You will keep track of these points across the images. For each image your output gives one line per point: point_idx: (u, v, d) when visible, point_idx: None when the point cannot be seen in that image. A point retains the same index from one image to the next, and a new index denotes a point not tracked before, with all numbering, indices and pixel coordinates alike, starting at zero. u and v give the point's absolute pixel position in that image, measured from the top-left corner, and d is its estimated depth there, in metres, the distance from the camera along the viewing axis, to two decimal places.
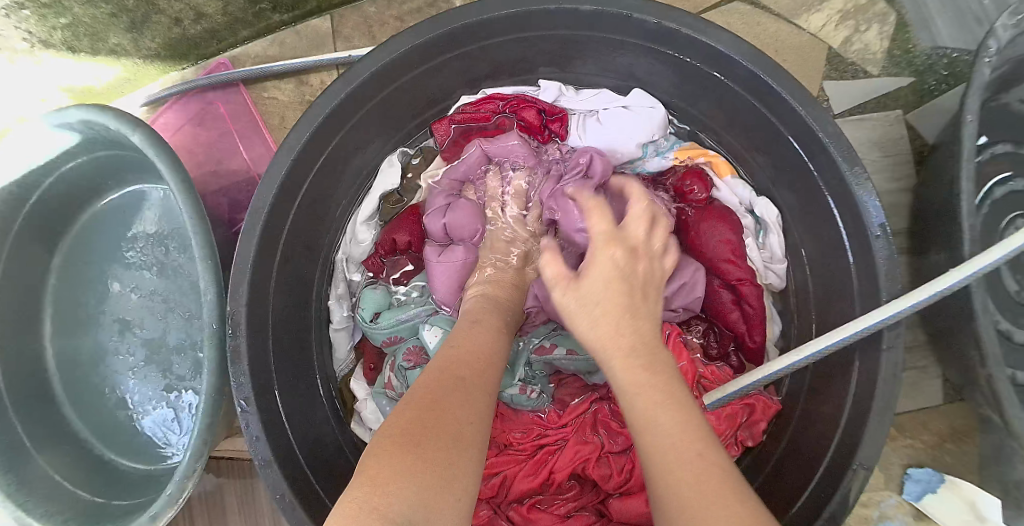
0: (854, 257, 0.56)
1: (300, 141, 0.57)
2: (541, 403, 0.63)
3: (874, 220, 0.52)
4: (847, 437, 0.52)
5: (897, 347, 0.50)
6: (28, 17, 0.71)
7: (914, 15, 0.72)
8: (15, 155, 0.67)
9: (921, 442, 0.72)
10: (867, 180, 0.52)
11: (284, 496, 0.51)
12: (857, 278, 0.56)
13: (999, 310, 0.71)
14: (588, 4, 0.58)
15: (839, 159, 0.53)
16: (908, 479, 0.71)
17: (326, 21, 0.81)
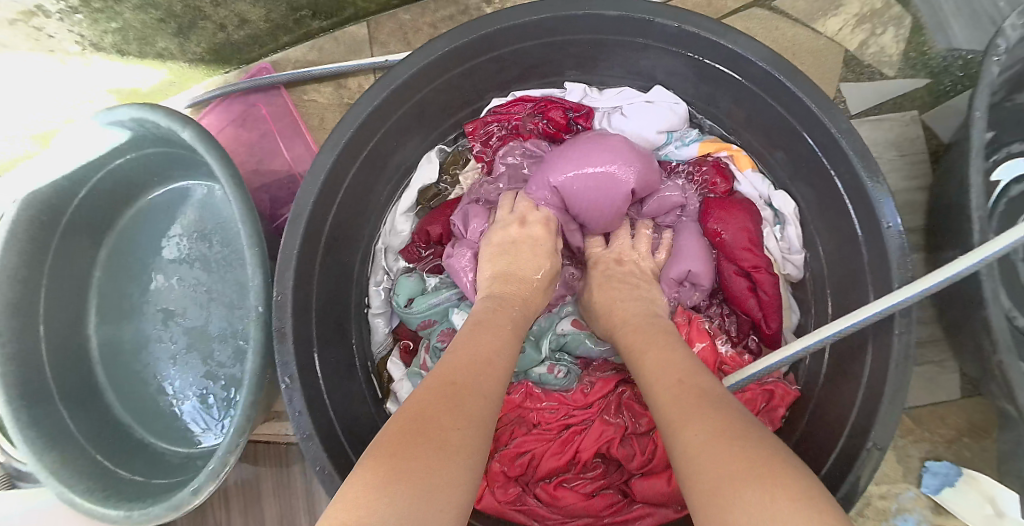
0: (867, 249, 0.59)
1: (343, 137, 0.61)
2: (568, 382, 0.66)
3: (888, 213, 0.55)
4: (863, 420, 0.54)
5: (910, 332, 0.52)
6: (82, 21, 0.73)
7: (930, 21, 0.75)
8: (69, 151, 0.71)
9: (939, 436, 0.73)
10: (878, 173, 0.55)
11: (324, 468, 0.54)
12: (870, 269, 0.58)
13: (1015, 305, 0.72)
14: (614, 10, 0.61)
15: (852, 154, 0.56)
16: (926, 472, 0.72)
17: (363, 28, 0.86)
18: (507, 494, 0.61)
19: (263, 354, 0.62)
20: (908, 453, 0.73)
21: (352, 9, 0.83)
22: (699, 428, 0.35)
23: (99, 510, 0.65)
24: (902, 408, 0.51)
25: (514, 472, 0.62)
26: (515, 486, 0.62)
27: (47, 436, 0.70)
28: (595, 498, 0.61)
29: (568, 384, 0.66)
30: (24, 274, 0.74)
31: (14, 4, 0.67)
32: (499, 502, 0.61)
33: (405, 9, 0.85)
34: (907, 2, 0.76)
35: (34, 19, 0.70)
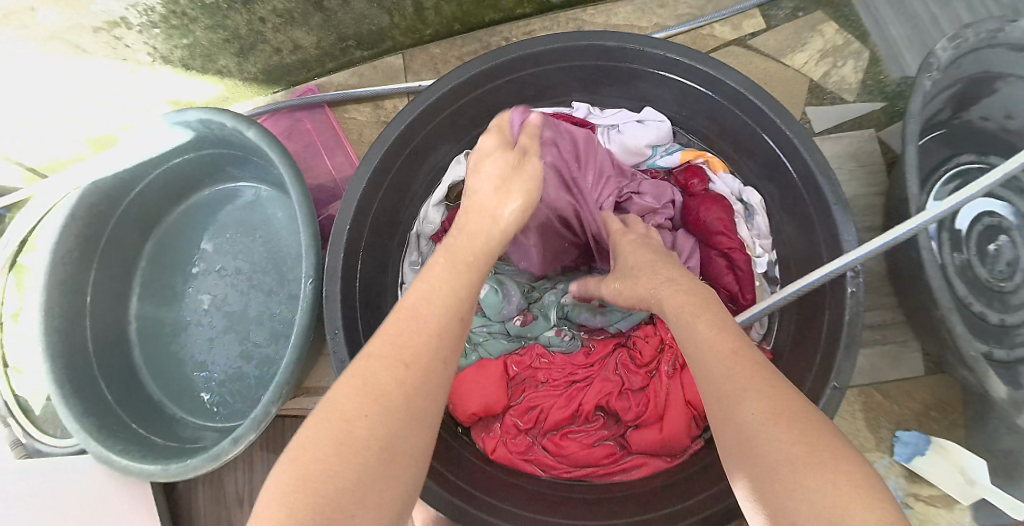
0: (822, 231, 0.71)
1: (392, 136, 0.73)
2: (572, 345, 0.75)
3: (833, 195, 0.68)
4: (825, 368, 0.64)
5: (859, 291, 0.62)
6: (157, 36, 0.83)
7: (884, 52, 0.90)
8: (139, 149, 0.81)
9: (907, 409, 0.82)
10: (824, 167, 0.68)
11: None
12: (826, 247, 0.70)
13: (972, 294, 0.87)
14: (613, 41, 0.75)
15: (807, 153, 0.69)
16: (897, 442, 0.80)
17: (399, 58, 0.99)
18: (518, 445, 0.69)
19: (311, 321, 0.71)
20: (880, 425, 0.82)
21: (391, 41, 0.97)
22: (757, 403, 0.35)
23: (133, 467, 0.70)
24: (855, 352, 0.61)
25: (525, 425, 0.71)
26: (523, 437, 0.70)
27: (86, 405, 0.76)
28: (596, 447, 0.70)
29: (571, 346, 0.75)
30: (77, 256, 0.82)
31: (103, 15, 0.76)
32: (510, 452, 0.69)
33: (436, 44, 0.99)
34: (864, 40, 0.91)
35: (116, 29, 0.79)
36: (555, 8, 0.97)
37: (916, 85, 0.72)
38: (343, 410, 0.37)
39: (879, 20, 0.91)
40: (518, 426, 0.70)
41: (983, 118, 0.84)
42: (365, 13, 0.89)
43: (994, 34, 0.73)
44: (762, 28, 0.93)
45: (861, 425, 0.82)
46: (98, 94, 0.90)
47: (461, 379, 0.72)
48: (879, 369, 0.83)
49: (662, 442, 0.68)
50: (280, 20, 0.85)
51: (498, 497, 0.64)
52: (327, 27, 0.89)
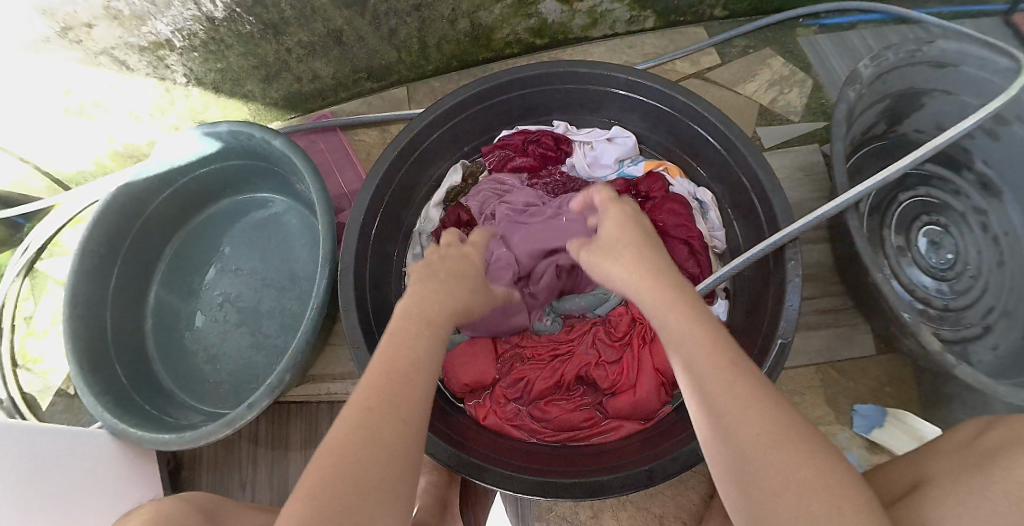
0: (764, 216, 0.82)
1: (399, 143, 0.85)
2: (554, 326, 0.84)
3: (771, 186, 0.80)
4: (771, 330, 0.74)
5: (797, 259, 0.73)
6: (195, 59, 0.95)
7: (826, 81, 1.09)
8: (169, 155, 0.91)
9: (862, 384, 0.89)
10: (764, 164, 0.81)
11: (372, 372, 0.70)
12: (767, 227, 0.81)
13: (918, 276, 0.98)
14: (584, 67, 0.89)
15: (749, 156, 0.82)
16: (856, 414, 0.87)
17: (403, 91, 1.13)
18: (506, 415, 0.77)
19: (318, 315, 0.78)
20: (839, 402, 0.88)
21: (397, 76, 1.11)
22: (734, 432, 0.39)
23: (147, 438, 0.76)
24: (795, 313, 0.71)
25: (514, 395, 0.79)
26: (512, 406, 0.78)
27: (104, 384, 0.82)
28: (577, 412, 0.77)
29: (554, 327, 0.84)
30: (103, 252, 0.89)
31: (151, 36, 0.89)
32: (500, 417, 0.77)
33: (436, 78, 1.14)
34: (806, 72, 1.09)
35: (160, 50, 0.92)
36: (538, 50, 1.13)
37: (843, 98, 0.88)
38: (341, 430, 0.41)
39: (822, 54, 1.11)
40: (507, 395, 0.78)
41: (916, 131, 1.02)
42: (376, 49, 1.03)
43: (914, 54, 0.92)
44: (718, 63, 1.10)
45: (821, 400, 0.88)
46: (120, 119, 1.03)
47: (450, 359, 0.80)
48: (834, 348, 0.91)
49: (634, 405, 0.76)
50: (303, 51, 0.98)
51: (489, 450, 0.70)
52: (342, 60, 1.03)
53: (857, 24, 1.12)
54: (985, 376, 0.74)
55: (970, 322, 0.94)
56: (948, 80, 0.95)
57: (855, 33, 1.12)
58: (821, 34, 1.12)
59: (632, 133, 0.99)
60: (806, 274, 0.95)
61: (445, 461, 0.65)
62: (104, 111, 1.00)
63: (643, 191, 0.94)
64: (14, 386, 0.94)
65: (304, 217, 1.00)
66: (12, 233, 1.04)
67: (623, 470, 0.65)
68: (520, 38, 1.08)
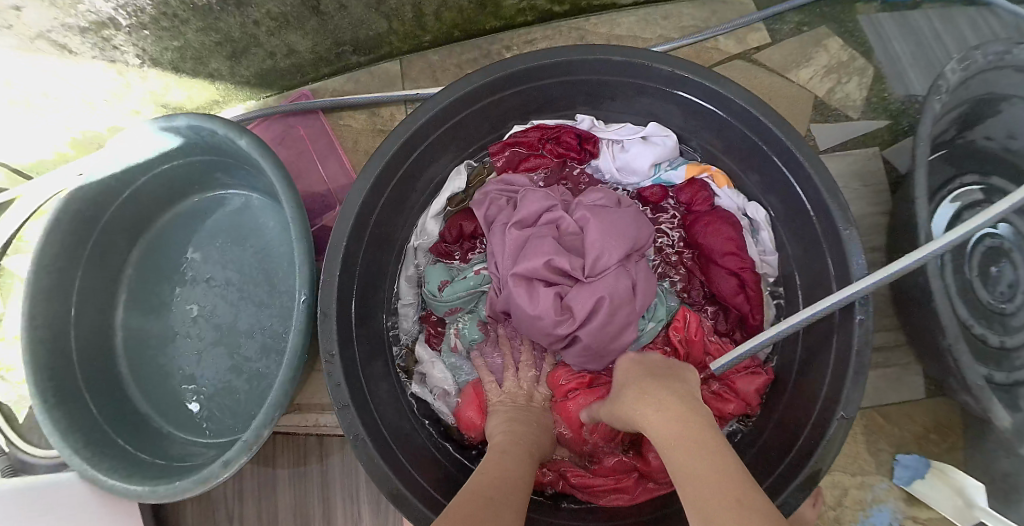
0: (829, 252, 0.70)
1: (391, 149, 0.71)
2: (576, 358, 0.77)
3: (842, 220, 0.66)
4: (834, 395, 0.64)
5: (868, 317, 0.62)
6: (147, 37, 0.80)
7: (889, 69, 0.93)
8: (124, 153, 0.77)
9: (906, 431, 0.84)
10: (836, 194, 0.67)
11: (358, 434, 0.63)
12: (833, 267, 0.69)
13: (973, 317, 0.88)
14: (619, 56, 0.72)
15: (821, 185, 0.67)
16: (898, 465, 0.82)
17: (397, 65, 0.97)
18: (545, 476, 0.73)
19: (300, 357, 0.69)
20: (879, 448, 0.84)
21: (389, 48, 0.94)
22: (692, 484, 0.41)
23: (119, 487, 0.69)
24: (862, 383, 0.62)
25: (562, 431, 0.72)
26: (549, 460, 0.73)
27: (72, 418, 0.75)
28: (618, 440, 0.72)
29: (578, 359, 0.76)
30: (61, 264, 0.79)
31: (91, 15, 0.74)
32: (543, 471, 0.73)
33: (435, 51, 0.97)
34: (867, 56, 0.94)
35: (104, 30, 0.77)
36: (557, 18, 0.95)
37: (926, 108, 0.75)
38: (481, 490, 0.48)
39: (883, 36, 0.94)
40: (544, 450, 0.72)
41: (986, 139, 0.87)
42: (362, 19, 0.86)
43: (1003, 57, 0.76)
44: (767, 42, 0.95)
45: (860, 447, 0.84)
46: (70, 105, 0.88)
47: (471, 396, 0.74)
48: (881, 391, 0.86)
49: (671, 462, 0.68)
50: (274, 24, 0.82)
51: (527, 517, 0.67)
52: (322, 32, 0.87)
53: (922, 2, 0.94)
54: None
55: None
56: None
57: (919, 12, 0.94)
58: (883, 12, 0.95)
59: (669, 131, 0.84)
60: None
61: None
62: (51, 98, 0.86)
63: (685, 205, 0.83)
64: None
65: (281, 217, 0.88)
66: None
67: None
68: (534, 6, 0.90)
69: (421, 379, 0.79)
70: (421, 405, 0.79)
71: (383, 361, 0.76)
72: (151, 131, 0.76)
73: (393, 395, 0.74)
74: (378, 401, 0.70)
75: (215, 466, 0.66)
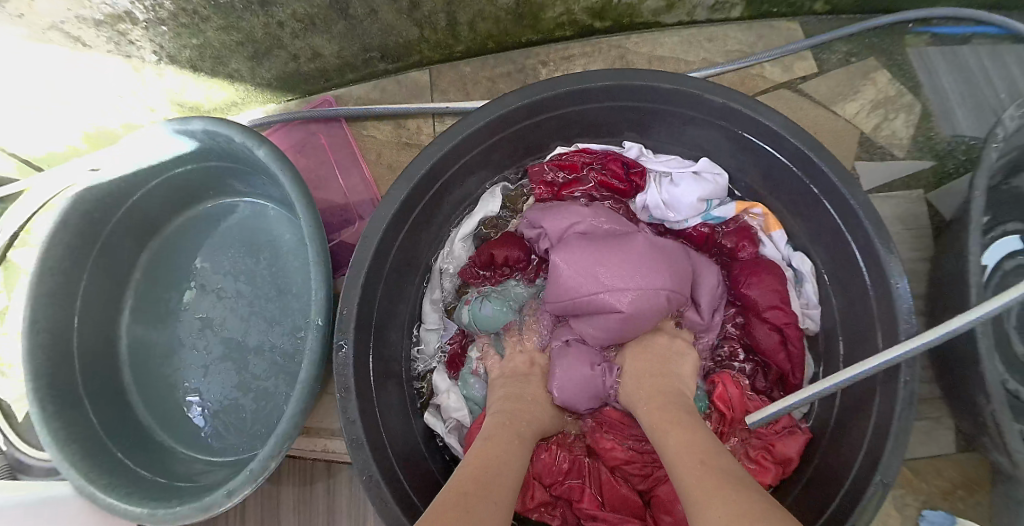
0: (877, 303, 0.66)
1: (420, 173, 0.66)
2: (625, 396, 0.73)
3: (894, 273, 0.62)
4: (871, 459, 0.60)
5: (915, 380, 0.58)
6: (165, 34, 0.76)
7: (938, 107, 0.88)
8: (136, 154, 0.73)
9: (934, 487, 0.77)
10: (889, 246, 0.63)
11: (371, 476, 0.59)
12: (880, 324, 0.65)
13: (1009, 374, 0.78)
14: (667, 84, 0.67)
15: (873, 235, 0.63)
16: (924, 521, 0.74)
17: (425, 75, 0.93)
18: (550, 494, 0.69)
19: (315, 383, 0.65)
20: (904, 502, 0.77)
21: (417, 56, 0.90)
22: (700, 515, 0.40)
23: (116, 506, 0.65)
24: (904, 450, 0.57)
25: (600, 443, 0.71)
26: (565, 453, 0.70)
27: (70, 428, 0.70)
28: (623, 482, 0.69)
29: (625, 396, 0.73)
30: (66, 266, 0.75)
31: (107, 8, 0.69)
32: (545, 466, 0.70)
33: (465, 61, 0.93)
34: (916, 92, 0.89)
35: (120, 24, 0.73)
36: (597, 33, 0.91)
37: (982, 156, 0.70)
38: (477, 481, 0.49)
39: (931, 70, 0.89)
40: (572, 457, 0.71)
41: None
42: (391, 24, 0.82)
43: None
44: (814, 71, 0.90)
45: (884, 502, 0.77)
46: (82, 99, 0.84)
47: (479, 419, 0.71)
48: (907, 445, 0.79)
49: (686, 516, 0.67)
50: (300, 25, 0.78)
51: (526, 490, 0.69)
52: (349, 36, 0.82)
53: (971, 38, 0.88)
54: None
55: None
56: None
57: (967, 48, 0.89)
58: (933, 47, 0.90)
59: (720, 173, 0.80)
60: None
61: None
62: (59, 91, 0.81)
63: (728, 250, 0.79)
64: None
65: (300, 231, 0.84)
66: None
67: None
68: (574, 20, 0.86)
69: (436, 407, 0.76)
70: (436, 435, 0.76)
71: (397, 382, 0.73)
72: (167, 133, 0.71)
73: (405, 424, 0.71)
74: (390, 430, 0.67)
75: (220, 491, 0.62)
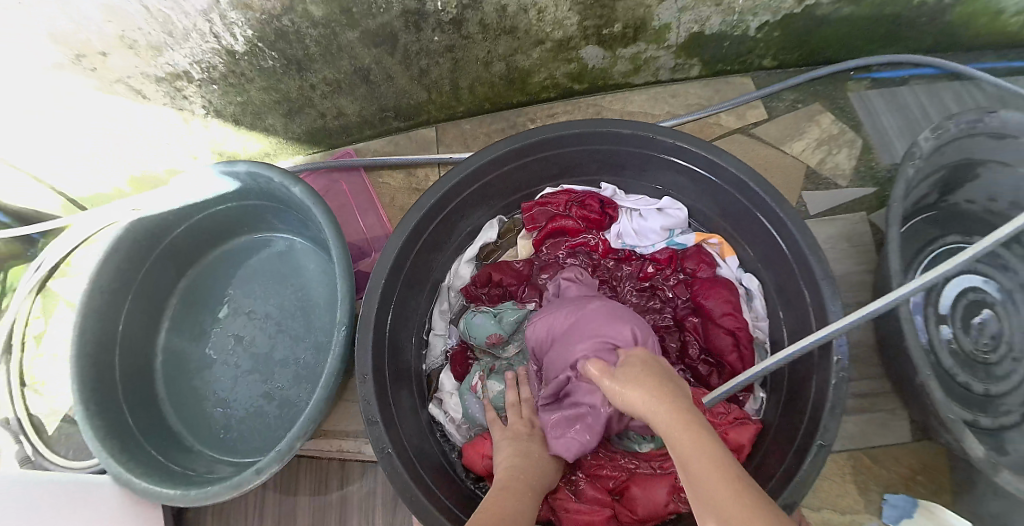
0: (810, 294, 0.76)
1: (429, 202, 0.78)
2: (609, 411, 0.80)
3: (821, 269, 0.73)
4: (813, 425, 0.68)
5: (845, 357, 0.67)
6: (215, 92, 0.91)
7: (878, 141, 1.04)
8: (183, 193, 0.86)
9: (895, 472, 0.88)
10: (812, 246, 0.74)
11: (386, 447, 0.67)
12: (813, 313, 0.75)
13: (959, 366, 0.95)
14: (627, 128, 0.81)
15: (805, 247, 0.75)
16: (887, 505, 0.85)
17: (432, 131, 1.09)
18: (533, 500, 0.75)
19: (337, 375, 0.74)
20: (868, 488, 0.87)
21: (425, 116, 1.06)
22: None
23: (151, 490, 0.72)
24: (840, 414, 0.66)
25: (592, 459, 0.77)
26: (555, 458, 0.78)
27: (110, 423, 0.79)
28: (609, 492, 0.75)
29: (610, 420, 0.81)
30: (115, 287, 0.85)
31: (169, 67, 0.85)
32: None
33: (465, 121, 1.09)
34: (857, 131, 1.05)
35: (178, 81, 0.88)
36: (576, 94, 1.08)
37: (900, 172, 0.84)
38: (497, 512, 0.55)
39: (872, 110, 1.06)
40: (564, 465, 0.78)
41: (968, 202, 0.99)
42: (404, 89, 0.98)
43: (974, 125, 0.87)
44: (765, 117, 1.06)
45: (850, 487, 0.87)
46: (135, 145, 0.99)
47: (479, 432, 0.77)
48: (867, 435, 0.90)
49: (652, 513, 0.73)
50: (328, 88, 0.94)
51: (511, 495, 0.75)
52: (369, 97, 0.98)
53: (909, 78, 1.07)
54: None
55: (1010, 410, 0.89)
56: (1006, 151, 0.90)
57: (906, 87, 1.07)
58: (873, 89, 1.08)
59: (682, 205, 0.92)
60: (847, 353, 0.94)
61: None
62: (118, 123, 0.93)
63: (688, 270, 0.89)
64: (21, 408, 0.91)
65: (324, 263, 0.94)
66: (25, 251, 1.00)
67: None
68: (557, 84, 1.03)
69: (438, 401, 0.84)
70: (436, 424, 0.83)
71: (409, 386, 0.81)
72: (214, 174, 0.84)
73: (416, 419, 0.78)
74: (403, 421, 0.74)
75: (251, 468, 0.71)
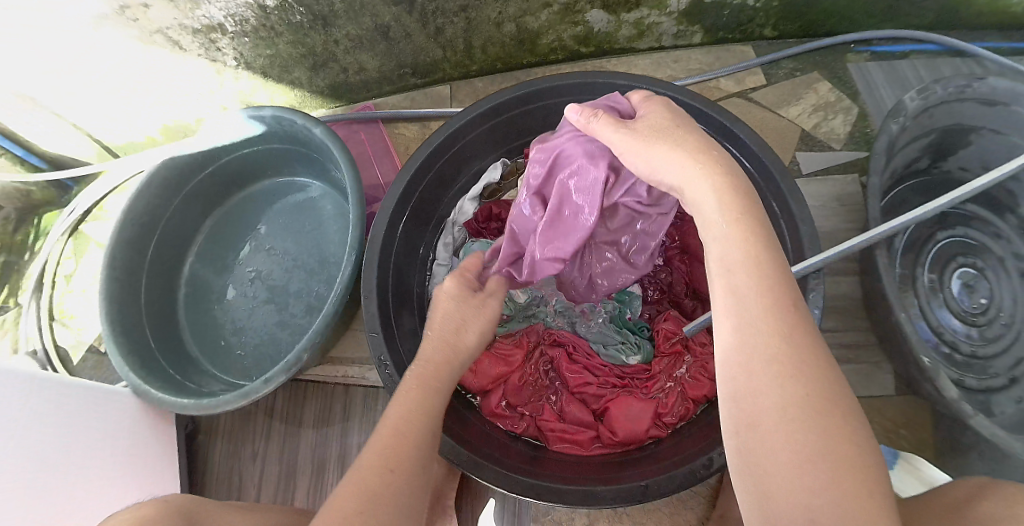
0: (790, 239, 0.80)
1: (436, 141, 0.85)
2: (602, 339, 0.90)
3: (800, 212, 0.78)
4: None
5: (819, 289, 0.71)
6: (246, 44, 0.99)
7: (873, 110, 1.08)
8: (213, 135, 0.93)
9: (876, 422, 0.91)
10: (793, 189, 0.79)
11: (381, 355, 0.73)
12: (792, 254, 0.80)
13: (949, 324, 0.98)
14: (624, 79, 0.86)
15: (787, 191, 0.79)
16: None
17: (446, 89, 1.15)
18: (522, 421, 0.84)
19: (343, 298, 0.81)
20: None
21: (441, 73, 1.13)
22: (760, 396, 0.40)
23: (168, 400, 0.80)
24: None
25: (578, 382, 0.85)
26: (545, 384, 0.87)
27: (132, 343, 0.86)
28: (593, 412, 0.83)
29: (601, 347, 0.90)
30: (145, 220, 0.93)
31: (205, 19, 0.93)
32: (517, 390, 0.85)
33: (479, 79, 1.16)
34: (851, 100, 1.09)
35: (213, 33, 0.96)
36: (583, 57, 1.14)
37: (884, 130, 0.88)
38: (392, 440, 0.50)
39: (869, 81, 1.11)
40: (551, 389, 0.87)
41: (961, 169, 1.03)
42: (422, 46, 1.05)
43: (963, 89, 0.91)
44: (763, 83, 1.11)
45: None
46: (168, 94, 1.07)
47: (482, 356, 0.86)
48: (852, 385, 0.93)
49: (631, 430, 0.80)
50: (350, 44, 1.01)
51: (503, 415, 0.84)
52: (388, 54, 1.06)
53: (909, 53, 1.11)
54: (1001, 430, 0.74)
55: (997, 372, 0.92)
56: (996, 118, 0.94)
57: (906, 62, 1.11)
58: (872, 61, 1.12)
59: None
60: (832, 306, 0.98)
61: (445, 453, 0.70)
62: (143, 75, 1.02)
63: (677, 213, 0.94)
64: (48, 339, 0.95)
65: (340, 206, 1.02)
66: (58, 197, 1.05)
67: (620, 484, 0.69)
68: (564, 45, 1.10)
69: None
70: None
71: (410, 310, 0.87)
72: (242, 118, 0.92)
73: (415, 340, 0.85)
74: (402, 339, 0.80)
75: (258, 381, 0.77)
